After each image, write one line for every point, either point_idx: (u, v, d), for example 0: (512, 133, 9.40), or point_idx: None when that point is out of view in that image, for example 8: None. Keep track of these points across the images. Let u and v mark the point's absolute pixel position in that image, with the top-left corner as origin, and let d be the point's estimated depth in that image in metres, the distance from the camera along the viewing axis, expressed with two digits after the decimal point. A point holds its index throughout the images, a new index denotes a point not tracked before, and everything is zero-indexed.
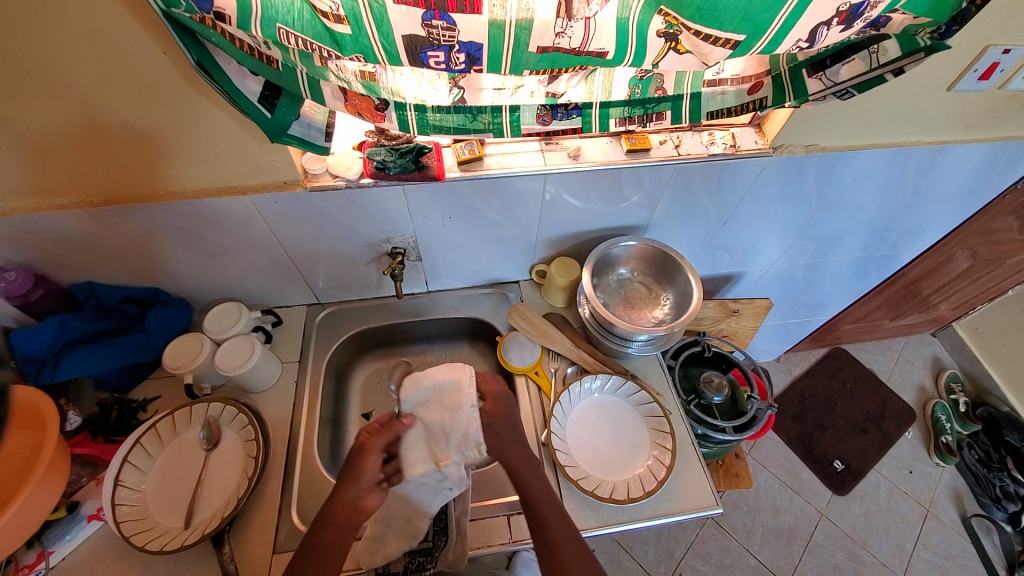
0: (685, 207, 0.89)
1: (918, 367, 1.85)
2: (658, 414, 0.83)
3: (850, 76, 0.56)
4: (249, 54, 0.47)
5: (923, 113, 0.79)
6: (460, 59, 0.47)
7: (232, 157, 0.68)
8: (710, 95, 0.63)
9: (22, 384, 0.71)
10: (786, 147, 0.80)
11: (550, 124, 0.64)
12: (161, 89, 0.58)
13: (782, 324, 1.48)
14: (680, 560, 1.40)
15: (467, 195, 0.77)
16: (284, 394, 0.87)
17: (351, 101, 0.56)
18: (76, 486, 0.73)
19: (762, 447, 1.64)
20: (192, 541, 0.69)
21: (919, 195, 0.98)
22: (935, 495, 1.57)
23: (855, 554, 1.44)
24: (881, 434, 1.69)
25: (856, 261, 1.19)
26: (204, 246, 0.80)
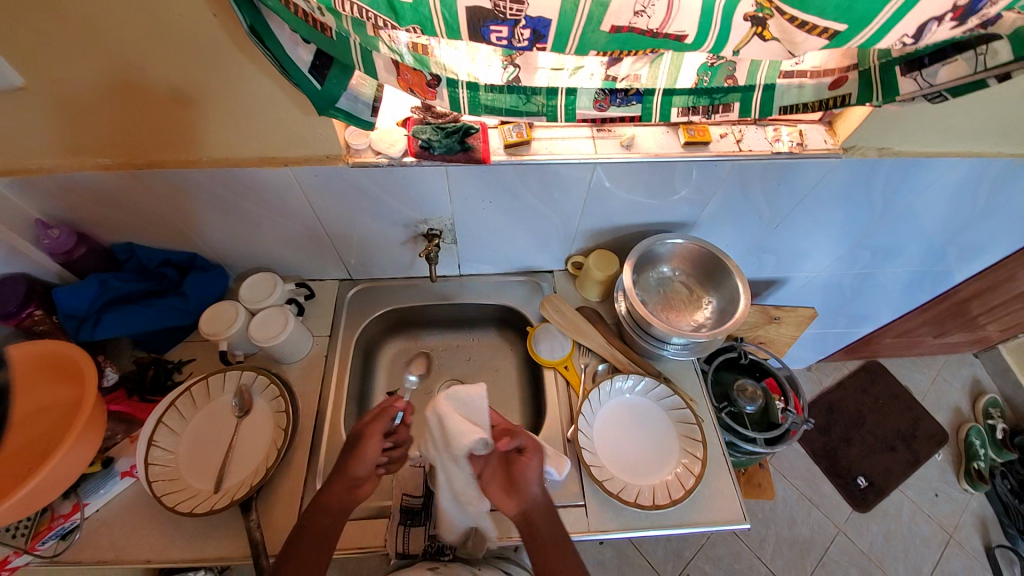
0: (738, 205, 0.83)
1: (957, 389, 1.76)
2: (690, 421, 0.81)
3: (948, 79, 0.50)
4: (303, 20, 0.45)
5: (1015, 122, 0.71)
6: (525, 36, 0.44)
7: (274, 128, 0.66)
8: (785, 87, 0.58)
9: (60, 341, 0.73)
10: (858, 149, 0.74)
11: (607, 110, 0.60)
12: (207, 53, 0.56)
13: (820, 333, 1.41)
14: (689, 561, 1.39)
15: (510, 180, 0.75)
16: (313, 368, 0.87)
17: (403, 75, 0.52)
18: (111, 442, 0.75)
19: (784, 456, 1.60)
20: (222, 505, 0.70)
21: (991, 209, 0.90)
22: (961, 522, 1.51)
23: (871, 574, 1.40)
24: (910, 454, 1.62)
25: (909, 275, 1.11)
26: (242, 214, 0.79)
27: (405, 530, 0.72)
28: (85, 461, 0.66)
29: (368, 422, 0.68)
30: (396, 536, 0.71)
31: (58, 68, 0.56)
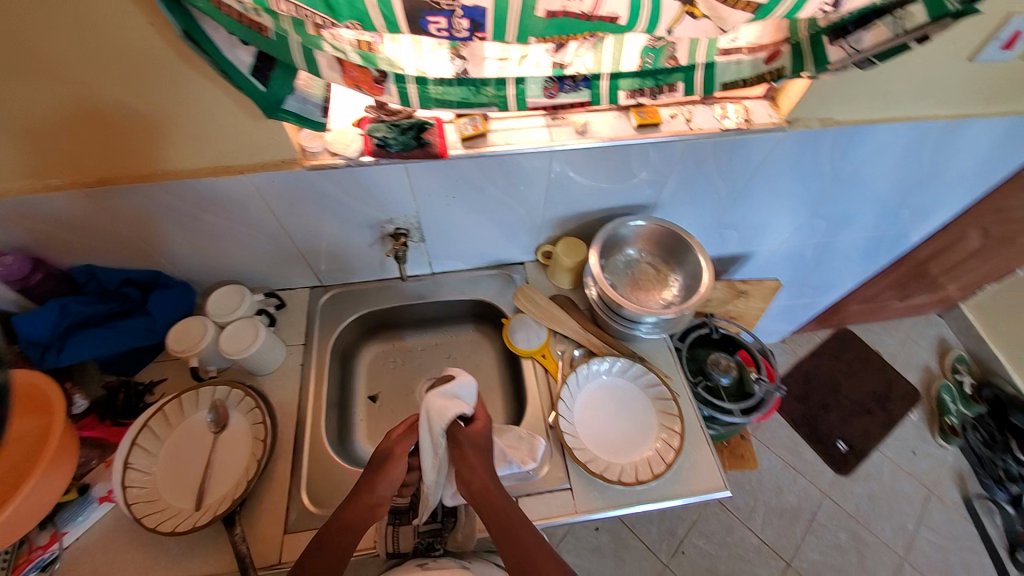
0: (695, 184, 0.86)
1: (924, 348, 1.84)
2: (666, 397, 0.83)
3: (873, 44, 0.53)
4: (240, 22, 0.46)
5: (945, 85, 0.75)
6: (463, 26, 0.45)
7: (228, 136, 0.66)
8: (724, 65, 0.59)
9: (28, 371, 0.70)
10: (801, 121, 0.77)
11: (556, 97, 0.61)
12: (152, 65, 0.56)
13: (789, 304, 1.46)
14: (683, 538, 1.42)
15: (471, 173, 0.75)
16: (290, 377, 0.86)
17: (348, 73, 0.53)
18: (86, 468, 0.73)
19: (766, 428, 1.64)
20: (204, 521, 0.69)
21: (933, 170, 0.94)
22: (939, 476, 1.58)
23: (857, 535, 1.46)
24: (884, 414, 1.69)
25: (866, 241, 1.16)
26: (203, 227, 0.78)
27: (393, 529, 0.72)
28: (60, 490, 0.64)
29: (394, 441, 0.69)
30: (385, 537, 0.71)
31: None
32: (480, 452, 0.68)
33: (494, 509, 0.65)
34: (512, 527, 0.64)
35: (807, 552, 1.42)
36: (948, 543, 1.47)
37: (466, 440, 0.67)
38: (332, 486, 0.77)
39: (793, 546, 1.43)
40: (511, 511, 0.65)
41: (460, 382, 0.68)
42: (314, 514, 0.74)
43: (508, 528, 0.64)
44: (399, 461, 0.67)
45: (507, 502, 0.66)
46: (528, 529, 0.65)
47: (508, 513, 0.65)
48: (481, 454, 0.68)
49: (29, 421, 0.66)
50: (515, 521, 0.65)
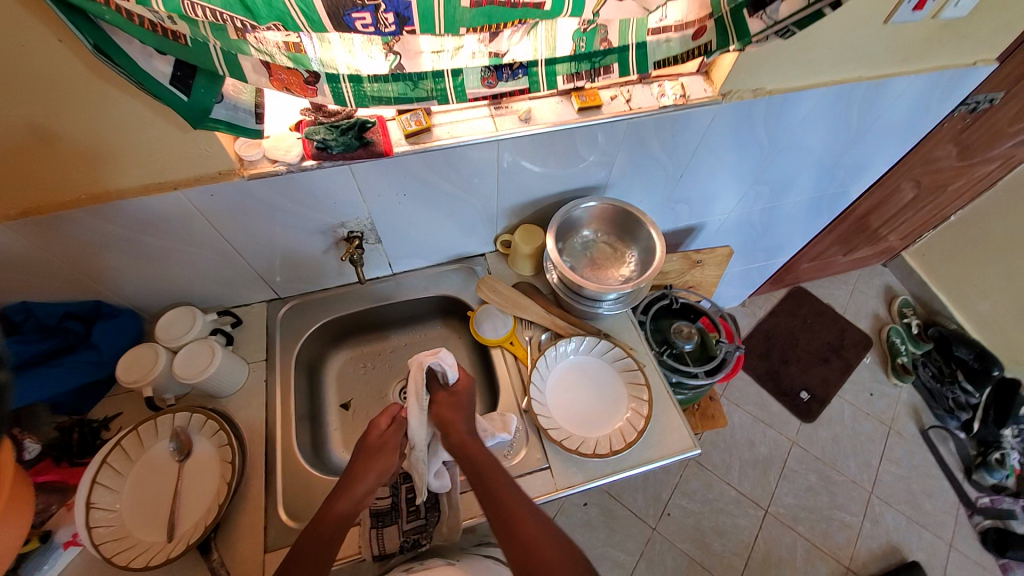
0: (642, 161, 0.88)
1: (872, 297, 1.96)
2: (632, 368, 0.86)
3: (789, 13, 0.55)
4: (151, 31, 0.43)
5: (864, 47, 0.80)
6: (389, 20, 0.45)
7: (159, 151, 0.63)
8: (656, 43, 0.61)
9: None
10: (735, 93, 0.80)
11: (496, 86, 0.61)
12: (65, 82, 0.52)
13: (746, 269, 1.53)
14: (667, 501, 1.48)
15: (419, 169, 0.75)
16: (256, 395, 0.84)
17: (277, 76, 0.51)
18: (46, 515, 0.68)
19: (734, 388, 1.73)
20: (177, 552, 0.67)
21: (863, 129, 1.00)
22: (894, 413, 1.70)
23: (826, 476, 1.56)
24: (841, 362, 1.80)
25: (809, 201, 1.22)
26: (143, 250, 0.74)
27: (377, 532, 0.72)
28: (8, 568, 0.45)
29: (384, 432, 0.71)
30: (370, 541, 0.71)
31: None
32: (460, 409, 0.73)
33: (473, 457, 0.68)
34: (487, 476, 0.67)
35: (782, 497, 1.51)
36: (907, 473, 1.59)
37: (445, 399, 0.73)
38: (312, 495, 0.77)
39: (769, 493, 1.51)
40: (486, 457, 0.68)
41: (444, 350, 0.73)
42: (294, 529, 0.73)
43: (485, 476, 0.67)
44: (386, 452, 0.70)
45: (486, 455, 0.69)
46: (505, 480, 0.67)
47: (485, 463, 0.68)
48: (460, 411, 0.72)
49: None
50: (491, 469, 0.67)
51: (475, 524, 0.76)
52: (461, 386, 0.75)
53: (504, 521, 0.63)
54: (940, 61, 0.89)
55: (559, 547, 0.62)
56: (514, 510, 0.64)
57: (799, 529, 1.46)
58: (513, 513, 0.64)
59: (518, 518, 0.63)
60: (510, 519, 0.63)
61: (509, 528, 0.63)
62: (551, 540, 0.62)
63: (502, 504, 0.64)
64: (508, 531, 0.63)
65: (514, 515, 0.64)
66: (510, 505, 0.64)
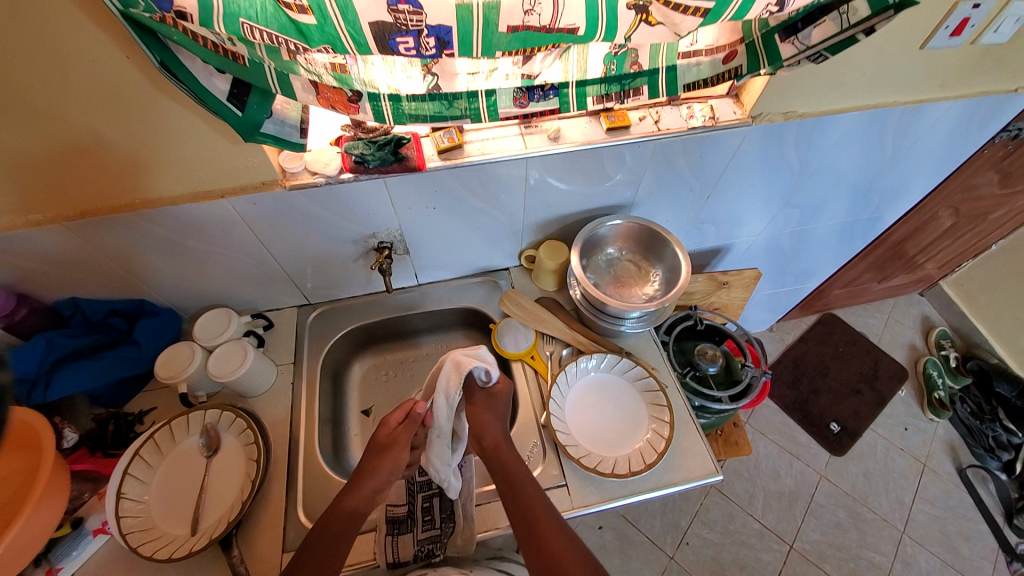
0: (670, 181, 0.89)
1: (908, 327, 1.88)
2: (654, 388, 0.85)
3: (822, 38, 0.55)
4: (213, 52, 0.47)
5: (899, 72, 0.79)
6: (431, 43, 0.48)
7: (206, 160, 0.67)
8: (686, 66, 0.62)
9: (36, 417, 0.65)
10: (765, 115, 0.80)
11: (527, 106, 0.63)
12: (129, 95, 0.56)
13: (774, 293, 1.49)
14: (686, 530, 1.43)
15: (449, 183, 0.77)
16: (282, 397, 0.87)
17: (323, 94, 0.55)
18: (78, 502, 0.72)
19: (759, 415, 1.67)
20: (200, 546, 0.69)
21: (898, 154, 0.98)
22: (930, 450, 1.62)
23: (856, 513, 1.48)
24: (874, 394, 1.72)
25: (841, 226, 1.20)
26: (187, 253, 0.78)
27: (392, 539, 0.72)
28: (47, 535, 0.62)
29: (395, 429, 0.74)
30: (385, 547, 0.71)
31: None
32: (493, 409, 0.75)
33: (500, 462, 0.71)
34: (516, 480, 0.69)
35: (808, 533, 1.44)
36: (944, 514, 1.50)
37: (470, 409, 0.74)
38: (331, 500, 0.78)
39: (794, 528, 1.45)
40: (514, 464, 0.71)
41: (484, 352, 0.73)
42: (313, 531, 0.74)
43: (511, 484, 0.69)
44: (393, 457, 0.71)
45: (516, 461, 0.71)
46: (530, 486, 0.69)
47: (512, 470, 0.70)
48: (494, 414, 0.75)
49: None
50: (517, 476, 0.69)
51: (489, 537, 0.75)
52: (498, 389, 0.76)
53: (528, 526, 0.65)
54: (979, 87, 0.87)
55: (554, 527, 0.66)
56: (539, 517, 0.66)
57: (826, 567, 1.39)
58: (535, 518, 0.66)
59: (541, 525, 0.65)
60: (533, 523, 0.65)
61: (521, 518, 0.66)
62: (571, 549, 0.64)
63: (527, 509, 0.66)
64: (530, 537, 0.65)
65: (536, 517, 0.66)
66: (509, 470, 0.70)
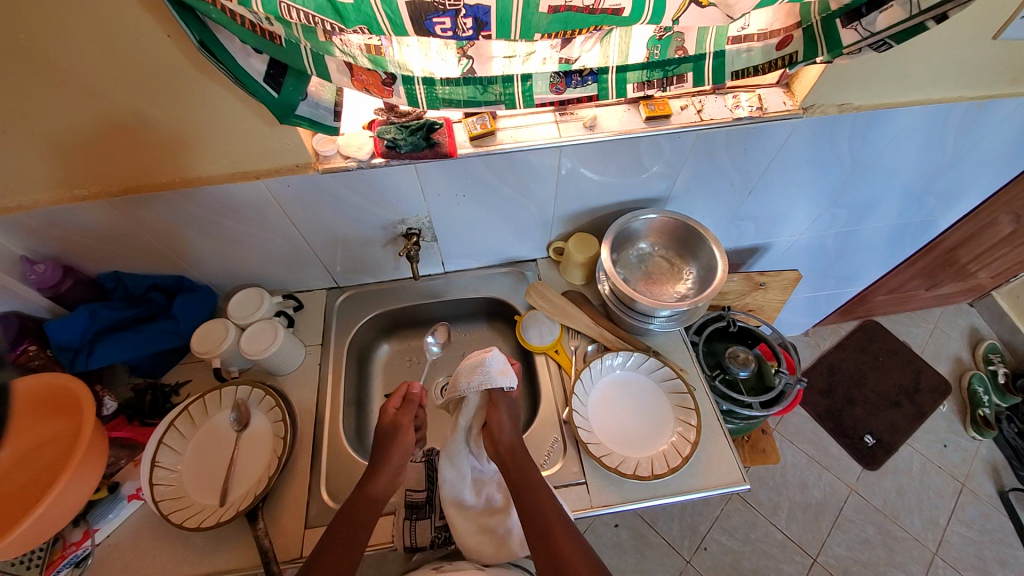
0: (709, 176, 0.85)
1: (956, 339, 1.77)
2: (681, 390, 0.82)
3: (888, 25, 0.51)
4: (251, 31, 0.47)
5: (968, 64, 0.72)
6: (467, 25, 0.46)
7: (242, 141, 0.67)
8: (735, 53, 0.58)
9: (73, 380, 0.67)
10: (818, 107, 0.75)
11: (564, 92, 0.61)
12: (170, 74, 0.57)
13: (812, 296, 1.42)
14: (705, 535, 1.40)
15: (481, 172, 0.76)
16: (309, 377, 0.88)
17: (357, 76, 0.54)
18: (116, 468, 0.76)
19: (789, 423, 1.61)
20: (228, 517, 0.71)
21: (961, 154, 0.91)
22: (972, 470, 1.52)
23: (886, 530, 1.42)
24: (914, 408, 1.63)
25: (891, 229, 1.12)
26: (223, 233, 0.80)
27: (410, 524, 0.73)
28: (84, 499, 0.65)
29: (396, 414, 0.75)
30: (402, 531, 0.72)
31: (42, 108, 0.58)
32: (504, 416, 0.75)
33: (516, 466, 0.70)
34: (532, 484, 0.68)
35: (834, 548, 1.38)
36: (982, 537, 1.41)
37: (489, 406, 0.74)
38: (351, 481, 0.79)
39: (820, 541, 1.40)
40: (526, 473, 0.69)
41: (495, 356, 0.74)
42: (334, 510, 0.75)
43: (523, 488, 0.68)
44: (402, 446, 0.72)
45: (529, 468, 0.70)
46: (545, 495, 0.67)
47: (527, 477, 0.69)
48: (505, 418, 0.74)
49: (52, 425, 0.67)
50: (533, 486, 0.68)
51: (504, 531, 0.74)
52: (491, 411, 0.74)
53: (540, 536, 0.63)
54: None
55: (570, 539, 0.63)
56: (551, 524, 0.64)
57: None
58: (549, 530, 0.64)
59: (555, 533, 0.63)
60: (544, 528, 0.64)
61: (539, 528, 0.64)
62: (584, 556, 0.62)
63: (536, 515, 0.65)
64: (544, 547, 0.62)
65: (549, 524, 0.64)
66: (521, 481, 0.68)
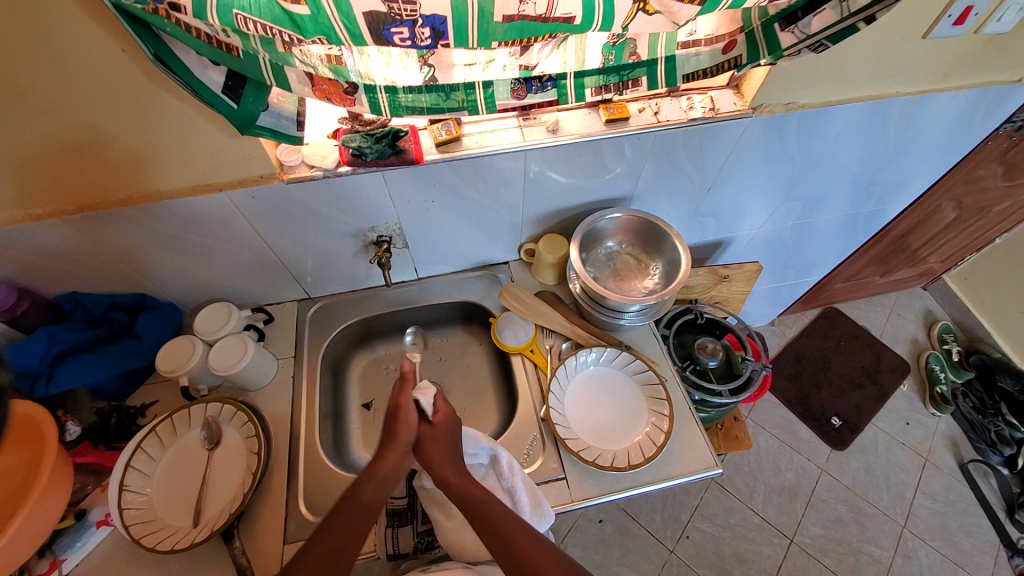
0: (669, 175, 0.88)
1: (910, 321, 1.87)
2: (653, 382, 0.85)
3: (822, 27, 0.54)
4: (208, 43, 0.47)
5: (901, 62, 0.78)
6: (426, 34, 0.47)
7: (205, 154, 0.67)
8: (685, 57, 0.61)
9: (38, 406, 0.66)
10: (766, 107, 0.79)
11: (525, 98, 0.63)
12: (125, 88, 0.56)
13: (775, 287, 1.49)
14: (686, 523, 1.44)
15: (449, 177, 0.77)
16: (282, 390, 0.87)
17: (318, 86, 0.54)
18: (82, 494, 0.72)
19: (760, 409, 1.67)
20: (202, 537, 0.69)
21: (901, 145, 0.97)
22: (932, 444, 1.61)
23: (857, 507, 1.48)
24: (876, 388, 1.72)
25: (843, 219, 1.19)
26: (187, 247, 0.78)
27: (392, 531, 0.74)
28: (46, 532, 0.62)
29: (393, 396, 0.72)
30: (385, 539, 0.73)
31: None
32: (443, 443, 0.68)
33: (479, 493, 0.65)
34: (483, 506, 0.64)
35: (809, 527, 1.44)
36: (946, 508, 1.50)
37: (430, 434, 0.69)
38: (331, 492, 0.78)
39: (795, 522, 1.45)
40: (476, 489, 0.65)
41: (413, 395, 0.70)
42: (312, 522, 0.75)
43: (476, 509, 0.64)
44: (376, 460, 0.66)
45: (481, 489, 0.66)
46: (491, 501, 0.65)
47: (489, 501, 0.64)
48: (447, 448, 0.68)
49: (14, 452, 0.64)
50: (478, 499, 0.65)
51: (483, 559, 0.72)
52: (442, 418, 0.70)
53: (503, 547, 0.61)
54: (982, 77, 0.86)
55: (525, 530, 0.63)
56: (514, 534, 0.62)
57: (826, 561, 1.39)
58: (499, 523, 0.63)
59: (517, 543, 0.61)
60: (499, 531, 0.62)
61: (492, 528, 0.62)
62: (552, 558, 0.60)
63: (499, 528, 0.62)
64: (512, 562, 0.60)
65: (510, 537, 0.62)
66: (468, 491, 0.65)
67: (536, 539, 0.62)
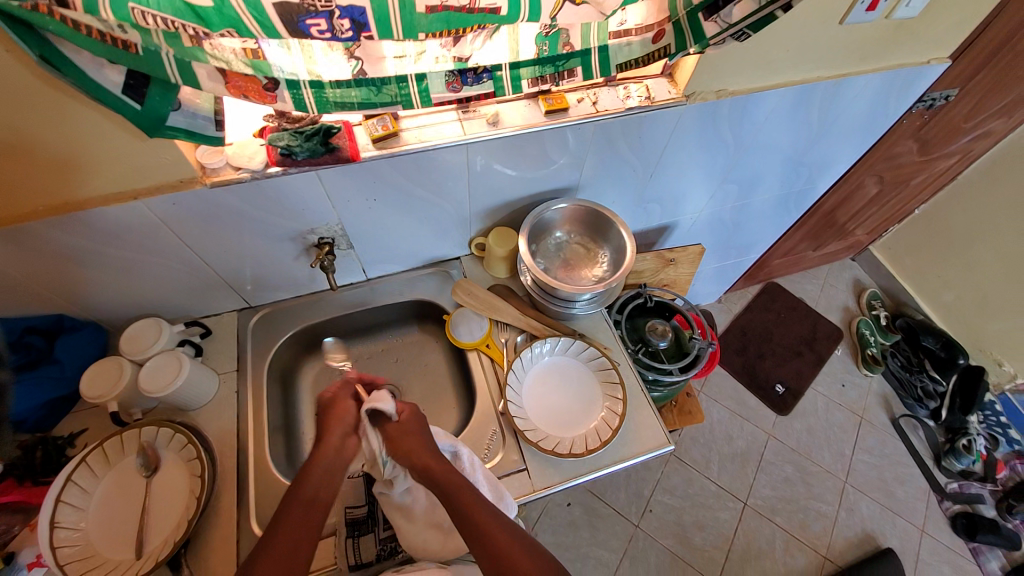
0: (612, 163, 0.90)
1: (842, 290, 2.02)
2: (607, 367, 0.87)
3: (742, 16, 0.56)
4: (99, 40, 0.42)
5: (821, 47, 0.82)
6: (345, 26, 0.45)
7: (117, 158, 0.61)
8: (618, 46, 0.61)
9: None
10: (699, 94, 0.82)
11: (461, 90, 0.61)
12: (14, 92, 0.50)
13: (720, 266, 1.56)
14: (649, 498, 1.50)
15: (389, 174, 0.74)
16: (227, 407, 0.82)
17: (233, 82, 0.51)
18: (8, 536, 0.66)
19: (712, 383, 1.76)
20: (146, 569, 0.65)
21: (825, 126, 1.03)
22: (866, 403, 1.76)
23: (802, 466, 1.60)
24: (814, 354, 1.85)
25: (777, 198, 1.25)
26: (106, 262, 0.72)
27: (353, 541, 0.72)
28: None
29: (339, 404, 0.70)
30: (346, 550, 0.71)
31: None
32: (413, 435, 0.69)
33: (437, 477, 0.65)
34: (455, 489, 0.64)
35: (760, 490, 1.54)
36: (879, 460, 1.64)
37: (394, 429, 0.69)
38: None
39: (747, 486, 1.55)
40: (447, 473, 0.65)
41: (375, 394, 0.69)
42: None
43: (449, 489, 0.64)
44: (331, 443, 0.65)
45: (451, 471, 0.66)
46: (462, 482, 0.65)
47: (452, 479, 0.65)
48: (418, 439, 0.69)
49: None
50: (451, 482, 0.64)
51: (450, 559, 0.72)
52: (407, 415, 0.71)
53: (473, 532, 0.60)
54: (893, 60, 0.93)
55: (494, 515, 0.62)
56: (482, 518, 0.61)
57: (777, 519, 1.49)
58: (468, 505, 0.62)
59: (485, 528, 0.60)
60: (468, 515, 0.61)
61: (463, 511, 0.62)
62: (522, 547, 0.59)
63: (467, 514, 0.61)
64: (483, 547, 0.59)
65: (477, 521, 0.60)
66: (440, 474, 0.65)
67: (506, 525, 0.62)
